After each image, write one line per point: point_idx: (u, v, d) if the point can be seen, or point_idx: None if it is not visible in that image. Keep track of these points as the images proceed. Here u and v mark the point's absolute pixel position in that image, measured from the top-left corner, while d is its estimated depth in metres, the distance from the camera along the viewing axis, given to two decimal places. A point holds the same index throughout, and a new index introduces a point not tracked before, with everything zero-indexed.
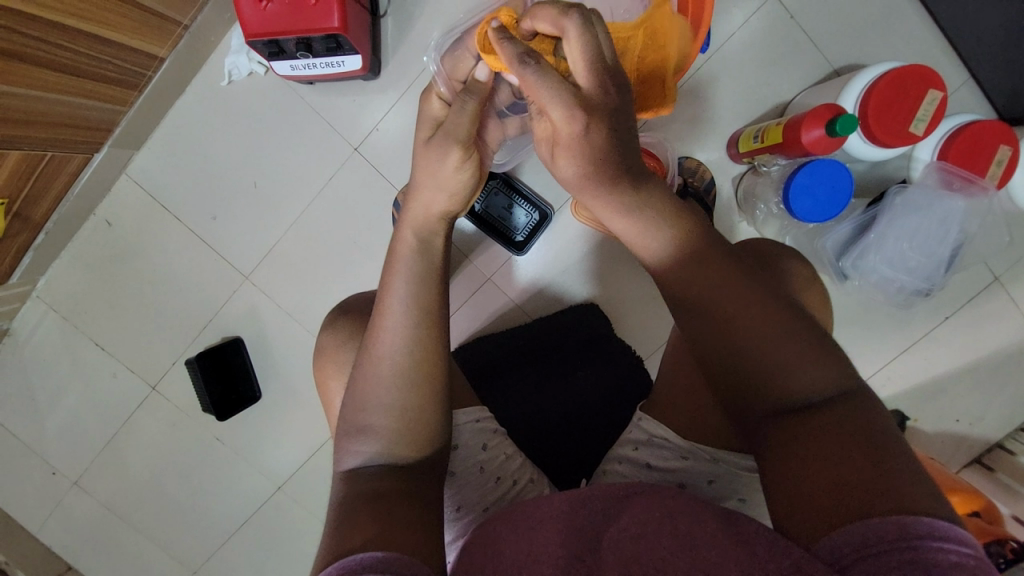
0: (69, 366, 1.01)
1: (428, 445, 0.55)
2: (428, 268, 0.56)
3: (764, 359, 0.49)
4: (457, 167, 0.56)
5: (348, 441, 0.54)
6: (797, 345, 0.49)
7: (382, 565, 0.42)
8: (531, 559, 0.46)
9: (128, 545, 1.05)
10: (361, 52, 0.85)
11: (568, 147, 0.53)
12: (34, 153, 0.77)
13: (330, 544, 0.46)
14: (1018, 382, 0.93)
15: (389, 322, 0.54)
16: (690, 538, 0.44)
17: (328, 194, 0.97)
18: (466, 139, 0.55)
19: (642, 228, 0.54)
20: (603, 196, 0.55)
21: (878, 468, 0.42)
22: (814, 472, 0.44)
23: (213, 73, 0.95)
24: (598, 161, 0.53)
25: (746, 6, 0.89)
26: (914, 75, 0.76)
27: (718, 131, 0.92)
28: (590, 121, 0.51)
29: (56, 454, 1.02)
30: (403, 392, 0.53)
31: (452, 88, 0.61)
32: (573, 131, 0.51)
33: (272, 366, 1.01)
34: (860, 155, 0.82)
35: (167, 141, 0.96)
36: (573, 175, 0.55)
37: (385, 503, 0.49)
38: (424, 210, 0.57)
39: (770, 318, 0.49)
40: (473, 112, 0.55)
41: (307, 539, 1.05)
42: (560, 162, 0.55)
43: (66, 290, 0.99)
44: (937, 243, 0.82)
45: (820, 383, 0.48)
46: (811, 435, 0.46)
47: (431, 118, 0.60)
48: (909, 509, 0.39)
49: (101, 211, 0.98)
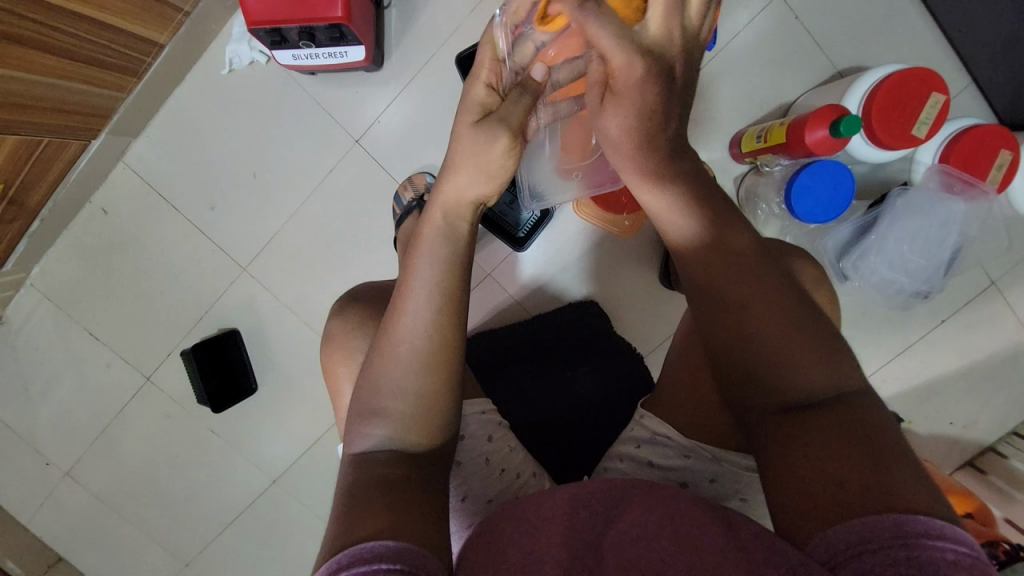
0: (61, 355, 1.00)
1: (438, 434, 0.54)
2: (453, 252, 0.55)
3: (779, 354, 0.49)
4: (504, 152, 0.55)
5: (360, 424, 0.53)
6: (807, 341, 0.49)
7: (391, 556, 0.42)
8: (532, 560, 0.45)
9: (120, 536, 1.04)
10: (364, 43, 0.84)
11: (622, 103, 0.51)
12: (31, 137, 0.76)
13: (335, 533, 0.46)
14: (1012, 385, 0.94)
15: (413, 303, 0.53)
16: (691, 540, 0.44)
17: (328, 187, 0.96)
18: (517, 127, 0.55)
19: (672, 204, 0.53)
20: (640, 167, 0.53)
21: (877, 469, 0.42)
22: (811, 469, 0.45)
23: (214, 61, 0.94)
24: (647, 118, 0.51)
25: (751, 7, 0.89)
26: (918, 77, 0.76)
27: (722, 130, 0.92)
28: (649, 71, 0.49)
29: (49, 443, 1.01)
30: (419, 377, 0.53)
31: (499, 72, 0.57)
32: (630, 78, 0.49)
33: (269, 358, 1.00)
34: (863, 157, 0.83)
35: (165, 130, 0.95)
36: (618, 132, 0.52)
37: (392, 493, 0.49)
38: (457, 191, 0.56)
39: (791, 322, 0.49)
40: (528, 107, 0.57)
41: (302, 533, 1.04)
42: (606, 117, 0.52)
43: (60, 278, 0.98)
44: (937, 246, 0.82)
45: (828, 380, 0.48)
46: (811, 433, 0.46)
47: (477, 103, 0.57)
48: (909, 508, 0.39)
49: (97, 198, 0.96)
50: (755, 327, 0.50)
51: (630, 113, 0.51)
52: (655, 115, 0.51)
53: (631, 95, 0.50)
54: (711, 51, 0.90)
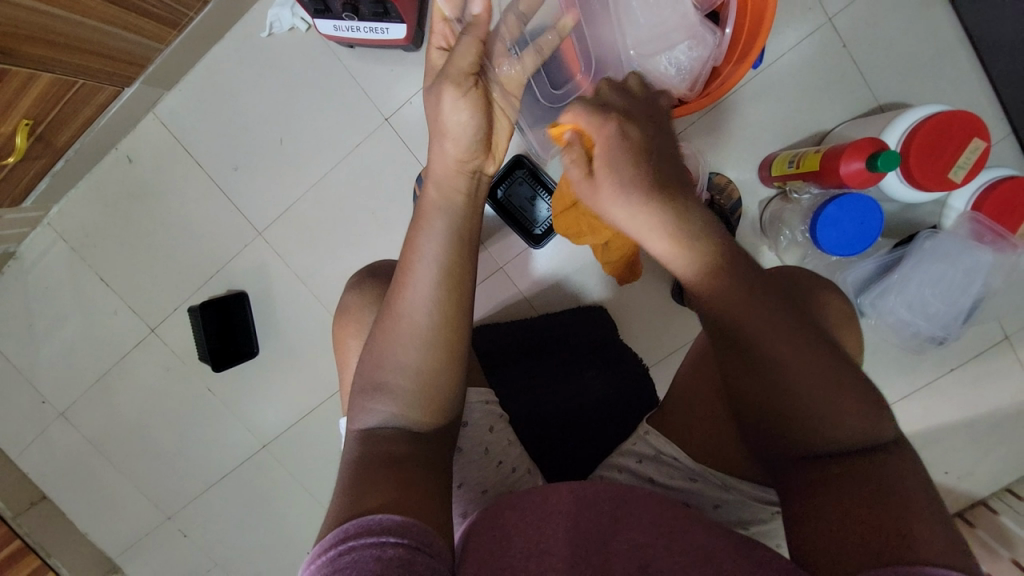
0: (70, 297, 1.00)
1: (442, 412, 0.54)
2: (453, 226, 0.54)
3: (810, 390, 0.46)
4: (454, 106, 0.52)
5: (364, 399, 0.53)
6: (838, 382, 0.47)
7: (399, 530, 0.42)
8: (539, 551, 0.46)
9: (105, 483, 1.05)
10: (407, 22, 0.84)
11: (615, 162, 0.48)
12: (66, 78, 0.76)
13: (344, 504, 0.45)
14: (1013, 442, 0.93)
15: (416, 279, 0.53)
16: (704, 551, 0.46)
17: (352, 161, 0.96)
18: (459, 72, 0.52)
19: (697, 267, 0.48)
20: (658, 229, 0.48)
21: (901, 519, 0.42)
22: (839, 514, 0.44)
23: (255, 23, 0.94)
24: (639, 165, 0.48)
25: (799, 30, 0.88)
26: (960, 120, 0.75)
27: (753, 151, 0.91)
28: (625, 121, 0.49)
29: (48, 383, 1.02)
30: (420, 354, 0.52)
31: (451, 32, 0.56)
32: (608, 135, 0.49)
33: (273, 324, 1.00)
34: (896, 195, 0.82)
35: (198, 86, 0.96)
36: (623, 200, 0.48)
37: (401, 469, 0.49)
38: (440, 162, 0.55)
39: (820, 360, 0.47)
40: (470, 48, 0.52)
41: (287, 500, 1.05)
42: (604, 185, 0.49)
43: (77, 221, 0.98)
44: (959, 293, 0.81)
45: (859, 421, 0.46)
46: (840, 477, 0.46)
47: (435, 67, 0.57)
48: (933, 562, 0.39)
49: (123, 146, 0.97)
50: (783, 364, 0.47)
51: (626, 162, 0.48)
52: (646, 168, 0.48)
53: (623, 143, 0.49)
54: (754, 69, 0.89)
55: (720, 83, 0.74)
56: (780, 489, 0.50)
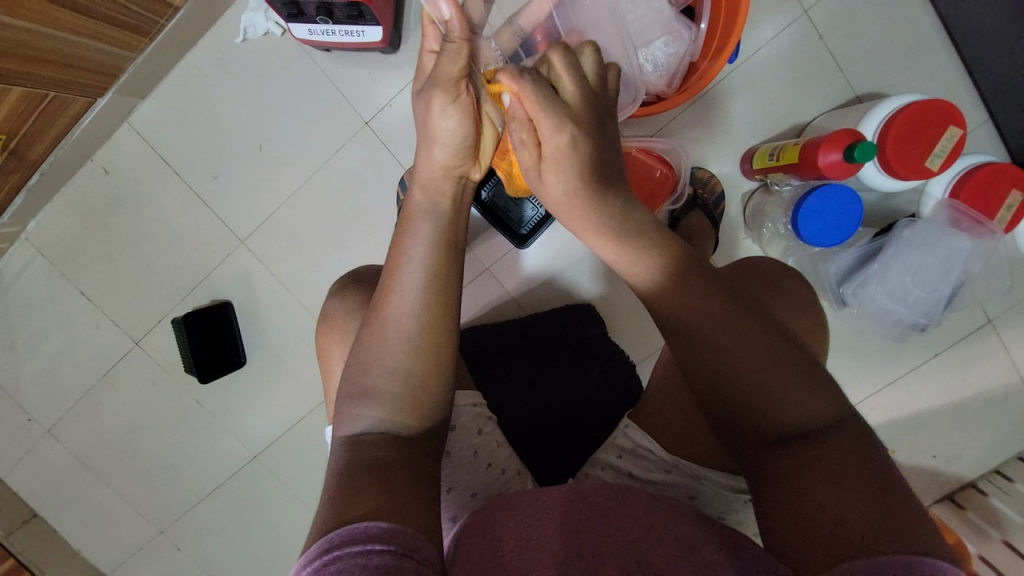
0: (52, 312, 0.99)
1: (432, 415, 0.54)
2: (440, 231, 0.54)
3: (782, 381, 0.48)
4: (442, 112, 0.52)
5: (351, 404, 0.53)
6: (809, 371, 0.48)
7: (385, 537, 0.42)
8: (531, 545, 0.47)
9: (95, 498, 1.04)
10: (383, 24, 0.83)
11: (561, 163, 0.51)
12: (37, 90, 0.74)
13: (329, 513, 0.45)
14: (998, 424, 0.94)
15: (404, 284, 0.52)
16: (694, 545, 0.47)
17: (333, 166, 0.95)
18: (449, 79, 0.51)
19: (626, 251, 0.53)
20: (590, 220, 0.53)
21: (880, 504, 0.42)
22: (818, 504, 0.44)
23: (229, 29, 0.93)
24: (584, 173, 0.51)
25: (776, 22, 0.88)
26: (935, 109, 0.76)
27: (734, 144, 0.91)
28: (577, 132, 0.50)
29: (32, 400, 1.01)
30: (408, 358, 0.52)
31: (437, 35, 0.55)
32: (563, 146, 0.50)
33: (260, 333, 1.00)
34: (875, 185, 0.82)
35: (173, 94, 0.94)
36: (560, 199, 0.53)
37: (389, 475, 0.49)
38: (427, 167, 0.55)
39: (788, 353, 0.48)
40: (459, 58, 0.51)
41: (280, 509, 1.04)
42: (548, 181, 0.53)
43: (55, 235, 0.97)
44: (939, 280, 0.82)
45: (830, 407, 0.47)
46: (813, 468, 0.45)
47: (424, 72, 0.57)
48: (912, 548, 0.39)
49: (99, 157, 0.96)
50: (757, 355, 0.48)
51: (575, 158, 0.51)
52: (589, 167, 0.51)
53: (573, 152, 0.50)
54: (733, 63, 0.89)
55: (699, 77, 0.74)
56: (749, 479, 0.50)
